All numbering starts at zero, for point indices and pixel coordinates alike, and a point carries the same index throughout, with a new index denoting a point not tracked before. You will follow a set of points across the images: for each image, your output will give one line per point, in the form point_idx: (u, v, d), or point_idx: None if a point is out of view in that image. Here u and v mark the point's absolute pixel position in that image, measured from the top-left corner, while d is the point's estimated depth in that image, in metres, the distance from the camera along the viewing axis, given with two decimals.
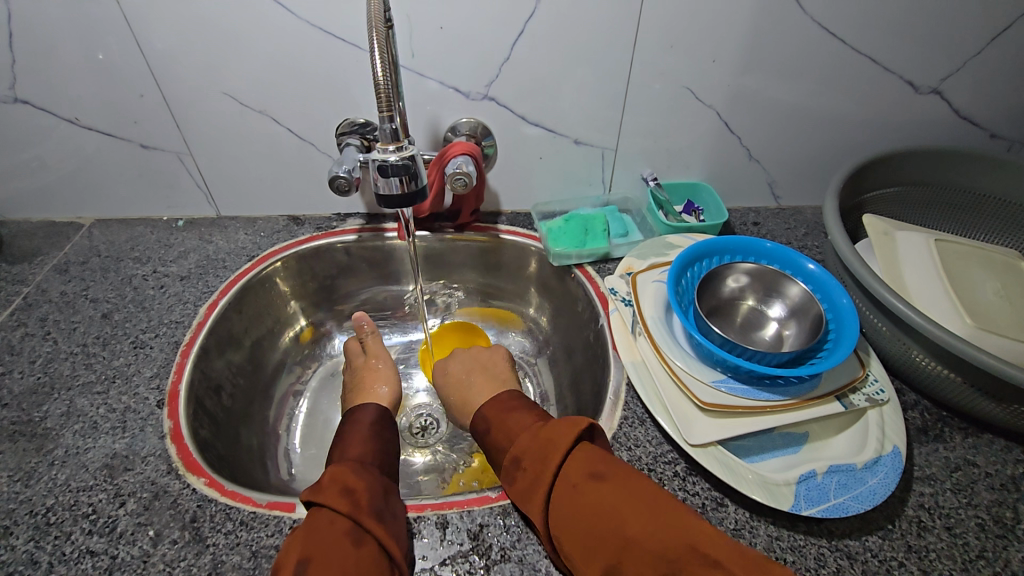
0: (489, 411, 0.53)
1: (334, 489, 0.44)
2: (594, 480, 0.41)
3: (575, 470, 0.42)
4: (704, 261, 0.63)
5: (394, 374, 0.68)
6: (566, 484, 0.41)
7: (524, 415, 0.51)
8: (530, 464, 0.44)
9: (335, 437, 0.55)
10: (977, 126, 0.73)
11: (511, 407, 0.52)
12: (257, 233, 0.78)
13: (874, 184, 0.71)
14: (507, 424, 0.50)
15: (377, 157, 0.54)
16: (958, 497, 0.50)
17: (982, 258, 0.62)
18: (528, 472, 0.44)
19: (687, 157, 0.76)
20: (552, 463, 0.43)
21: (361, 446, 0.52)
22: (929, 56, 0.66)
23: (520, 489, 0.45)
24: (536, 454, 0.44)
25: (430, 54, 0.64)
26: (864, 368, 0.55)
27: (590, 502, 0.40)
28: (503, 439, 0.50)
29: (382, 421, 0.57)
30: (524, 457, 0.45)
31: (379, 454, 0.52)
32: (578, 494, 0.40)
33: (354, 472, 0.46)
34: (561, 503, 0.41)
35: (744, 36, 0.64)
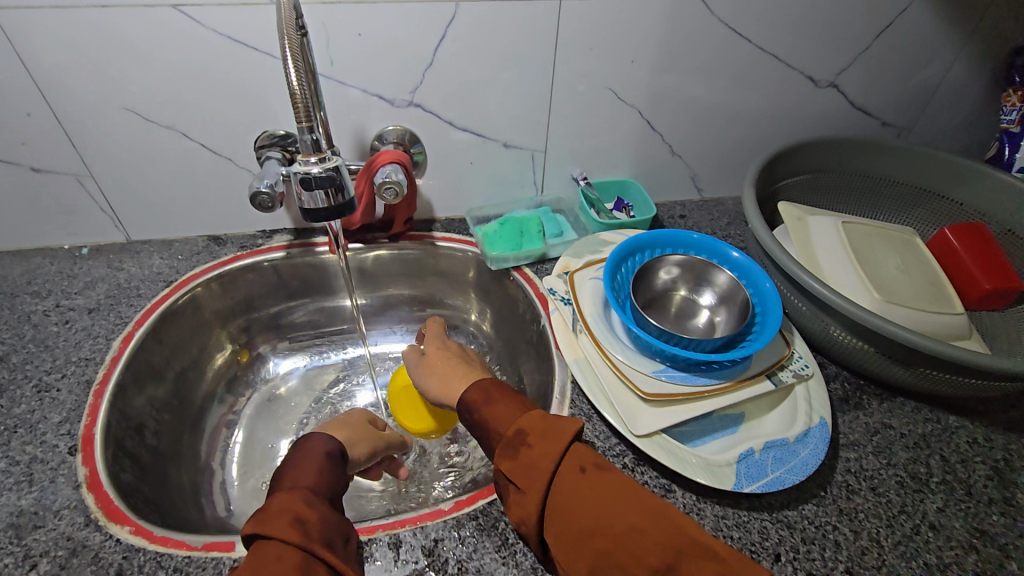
0: (486, 389, 0.49)
1: (281, 519, 0.41)
2: (600, 466, 0.40)
3: (580, 457, 0.41)
4: (638, 254, 0.65)
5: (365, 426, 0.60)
6: (574, 467, 0.40)
7: (515, 400, 0.47)
8: (537, 443, 0.42)
9: (283, 463, 0.50)
10: (870, 115, 0.79)
11: (499, 390, 0.48)
12: (175, 255, 0.73)
13: (786, 172, 0.76)
14: (499, 409, 0.46)
15: (298, 170, 0.51)
16: (879, 458, 0.54)
17: (884, 236, 0.68)
18: (530, 451, 0.41)
19: (614, 155, 0.78)
20: (552, 449, 0.41)
21: (301, 472, 0.48)
22: (825, 52, 0.71)
23: (516, 468, 0.41)
24: (541, 434, 0.42)
25: (350, 61, 0.62)
26: (789, 346, 0.58)
27: (594, 494, 0.38)
28: (498, 423, 0.45)
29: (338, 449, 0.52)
30: (533, 429, 0.43)
31: (331, 481, 0.49)
32: (580, 483, 0.39)
33: (305, 501, 0.44)
34: (568, 484, 0.40)
35: (659, 36, 0.66)
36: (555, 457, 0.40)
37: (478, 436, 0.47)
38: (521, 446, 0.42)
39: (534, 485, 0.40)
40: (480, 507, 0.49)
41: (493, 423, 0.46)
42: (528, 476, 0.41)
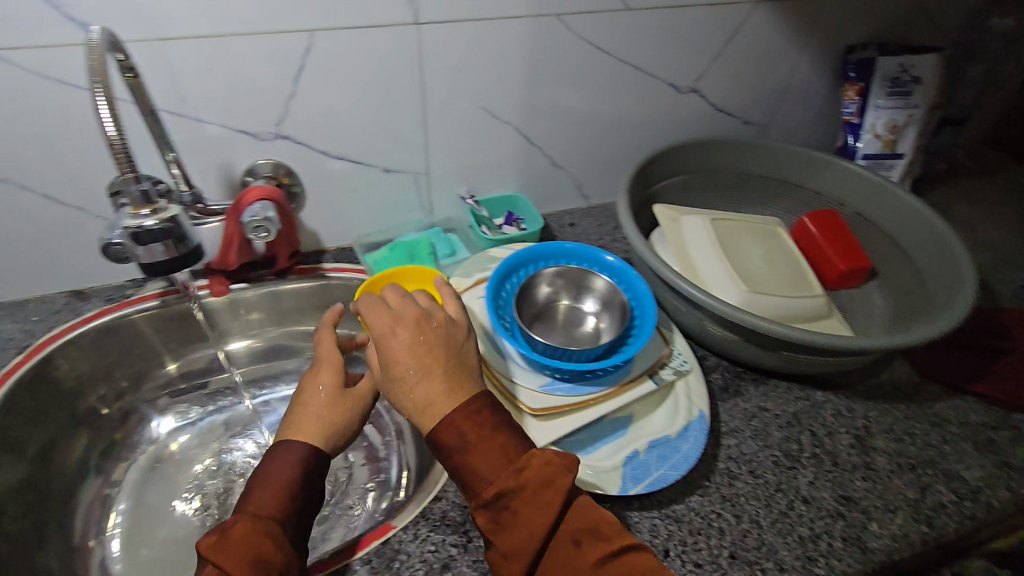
0: (464, 423, 0.43)
1: (242, 554, 0.40)
2: (593, 536, 0.41)
3: (574, 524, 0.41)
4: (521, 269, 0.66)
5: (347, 400, 0.53)
6: (567, 541, 0.40)
7: (502, 440, 0.43)
8: (529, 509, 0.40)
9: (257, 465, 0.48)
10: (732, 116, 0.85)
11: (478, 429, 0.43)
12: (30, 317, 0.67)
13: (662, 175, 0.79)
14: (481, 456, 0.42)
15: (129, 224, 0.48)
16: (757, 441, 0.57)
17: (750, 229, 0.72)
18: (521, 517, 0.40)
19: (499, 171, 0.79)
20: (545, 520, 0.40)
21: (270, 492, 0.46)
22: (683, 60, 0.75)
23: (504, 530, 0.41)
24: (529, 503, 0.40)
25: (203, 97, 0.59)
26: (668, 344, 0.61)
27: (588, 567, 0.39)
28: (481, 472, 0.42)
29: (315, 459, 0.49)
30: (523, 491, 0.40)
31: (302, 496, 0.47)
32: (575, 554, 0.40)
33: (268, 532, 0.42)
34: (561, 560, 0.40)
35: (523, 54, 0.68)
36: (549, 529, 0.40)
37: (450, 473, 0.44)
38: (512, 509, 0.41)
39: (524, 553, 0.40)
40: (373, 549, 0.48)
41: (473, 473, 0.42)
42: (520, 543, 0.40)
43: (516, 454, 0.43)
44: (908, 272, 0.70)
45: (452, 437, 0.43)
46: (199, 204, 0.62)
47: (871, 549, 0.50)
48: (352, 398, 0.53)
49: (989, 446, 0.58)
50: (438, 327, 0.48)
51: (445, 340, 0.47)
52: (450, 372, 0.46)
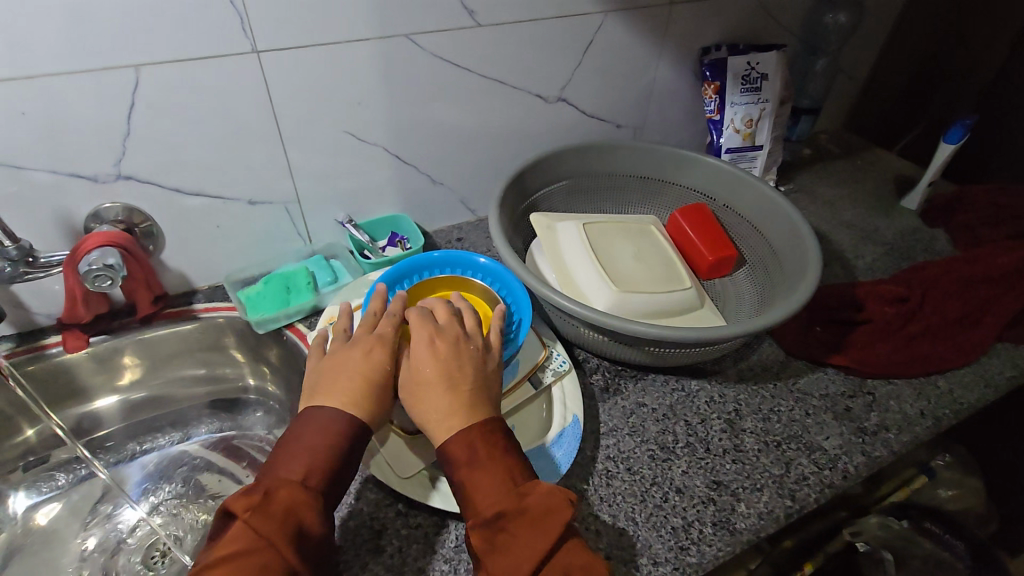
0: (478, 440, 0.44)
1: (276, 526, 0.39)
2: (589, 573, 0.40)
3: (570, 559, 0.40)
4: (398, 286, 0.63)
5: (384, 372, 0.49)
6: (557, 572, 0.39)
7: (514, 464, 0.44)
8: (528, 532, 0.40)
9: (300, 422, 0.45)
10: (605, 120, 0.87)
11: (491, 449, 0.44)
12: None
13: (540, 184, 0.80)
14: (488, 477, 0.43)
15: None
16: (634, 438, 0.59)
17: (623, 229, 0.74)
18: (518, 539, 0.40)
19: (376, 193, 0.78)
20: (541, 547, 0.40)
21: (301, 459, 0.43)
22: (544, 72, 0.77)
23: (490, 552, 0.40)
24: (525, 526, 0.40)
25: (22, 143, 0.55)
26: (544, 347, 0.61)
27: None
28: (482, 491, 0.42)
29: (357, 430, 0.45)
30: (525, 512, 0.41)
31: (336, 473, 0.43)
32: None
33: (307, 506, 0.41)
34: None
35: (377, 75, 0.67)
36: (542, 556, 0.39)
37: (456, 489, 0.44)
38: (508, 529, 0.40)
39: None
40: None
41: (477, 489, 0.42)
42: (508, 569, 0.39)
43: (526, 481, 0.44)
44: (769, 258, 0.74)
45: (466, 451, 0.44)
46: (30, 258, 0.59)
47: (739, 530, 0.52)
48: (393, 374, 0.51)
49: (846, 415, 0.62)
50: (473, 354, 0.51)
51: (478, 365, 0.50)
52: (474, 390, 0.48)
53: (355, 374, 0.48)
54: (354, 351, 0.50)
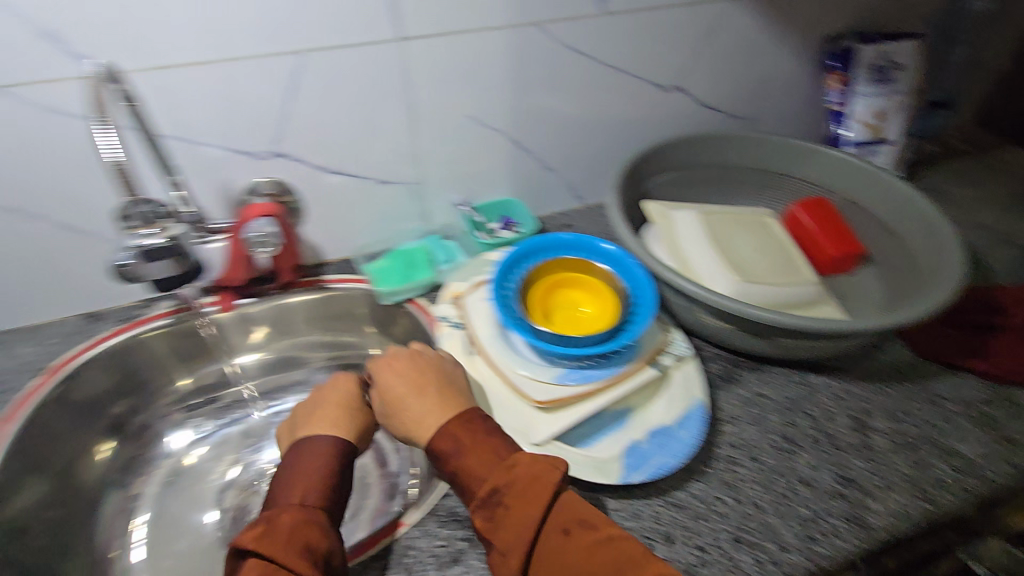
0: (453, 433, 0.49)
1: (288, 543, 0.42)
2: (583, 526, 0.43)
3: (564, 518, 0.43)
4: (525, 261, 0.66)
5: (350, 406, 0.56)
6: (556, 531, 0.43)
7: (491, 445, 0.48)
8: (515, 505, 0.43)
9: (284, 463, 0.51)
10: (719, 111, 0.86)
11: (466, 430, 0.49)
12: (45, 342, 0.69)
13: (653, 173, 0.81)
14: (471, 459, 0.47)
15: (133, 244, 0.59)
16: (756, 427, 0.58)
17: (738, 221, 0.73)
18: (509, 514, 0.43)
19: (492, 177, 0.81)
20: (533, 515, 0.43)
21: (296, 490, 0.48)
22: (665, 60, 0.77)
23: (493, 530, 0.43)
24: (519, 494, 0.44)
25: (201, 121, 0.62)
26: (666, 331, 0.62)
27: (578, 556, 0.41)
28: (473, 474, 0.46)
29: (340, 453, 0.52)
30: (508, 488, 0.44)
31: (327, 493, 0.48)
32: (564, 546, 0.42)
33: (313, 524, 0.44)
34: (555, 550, 0.42)
35: (507, 62, 0.70)
36: (538, 523, 0.42)
37: (450, 481, 0.48)
38: (499, 506, 0.44)
39: (517, 552, 0.42)
40: (386, 545, 0.50)
41: (471, 472, 0.47)
42: (510, 541, 0.42)
43: (502, 458, 0.47)
44: (898, 255, 0.71)
45: (446, 444, 0.48)
46: (201, 224, 0.65)
47: (874, 527, 0.50)
48: (363, 408, 0.57)
49: (986, 421, 0.59)
50: (426, 361, 0.56)
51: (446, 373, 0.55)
52: (448, 397, 0.52)
53: (334, 405, 0.56)
54: (323, 394, 0.57)
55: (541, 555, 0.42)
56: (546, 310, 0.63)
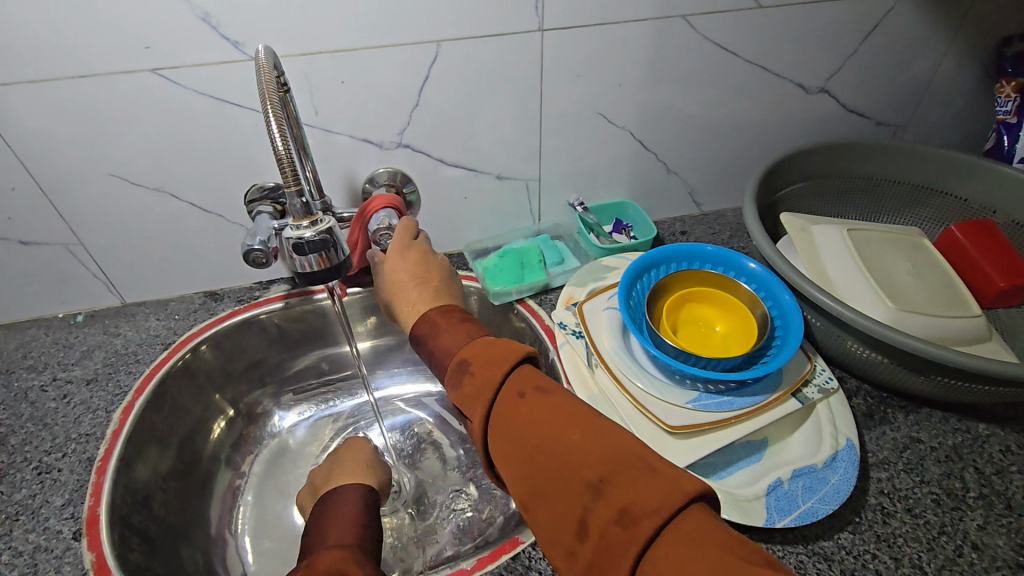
0: (436, 317, 0.51)
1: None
2: (539, 387, 0.40)
3: (518, 382, 0.40)
4: (653, 270, 0.63)
5: (368, 463, 0.59)
6: (511, 394, 0.39)
7: (461, 325, 0.49)
8: (479, 365, 0.42)
9: (310, 522, 0.47)
10: (864, 116, 0.78)
11: (450, 317, 0.50)
12: (171, 316, 0.72)
13: (786, 181, 0.75)
14: (448, 335, 0.48)
15: (292, 235, 0.50)
16: (912, 476, 0.52)
17: (892, 241, 0.66)
18: (472, 372, 0.42)
19: (610, 177, 0.77)
20: (496, 374, 0.40)
21: (343, 532, 0.44)
22: (812, 59, 0.71)
23: (460, 393, 0.42)
24: (485, 360, 0.42)
25: (336, 108, 0.61)
26: (811, 360, 0.57)
27: (532, 409, 0.38)
28: (447, 348, 0.47)
29: (365, 505, 0.49)
30: (476, 356, 0.43)
31: (360, 534, 0.45)
32: (516, 404, 0.39)
33: (354, 559, 0.40)
34: (507, 410, 0.39)
35: (645, 57, 0.66)
36: (493, 383, 0.40)
37: (430, 357, 0.49)
38: (467, 369, 0.43)
39: (475, 406, 0.40)
40: (504, 564, 0.48)
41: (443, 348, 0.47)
42: (471, 397, 0.41)
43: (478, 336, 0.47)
44: None
45: (424, 323, 0.51)
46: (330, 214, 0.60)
47: None
48: (372, 461, 0.59)
49: None
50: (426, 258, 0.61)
51: (437, 274, 0.60)
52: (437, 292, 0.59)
53: (363, 462, 0.59)
54: (336, 456, 0.60)
55: (494, 414, 0.39)
56: (672, 321, 0.59)
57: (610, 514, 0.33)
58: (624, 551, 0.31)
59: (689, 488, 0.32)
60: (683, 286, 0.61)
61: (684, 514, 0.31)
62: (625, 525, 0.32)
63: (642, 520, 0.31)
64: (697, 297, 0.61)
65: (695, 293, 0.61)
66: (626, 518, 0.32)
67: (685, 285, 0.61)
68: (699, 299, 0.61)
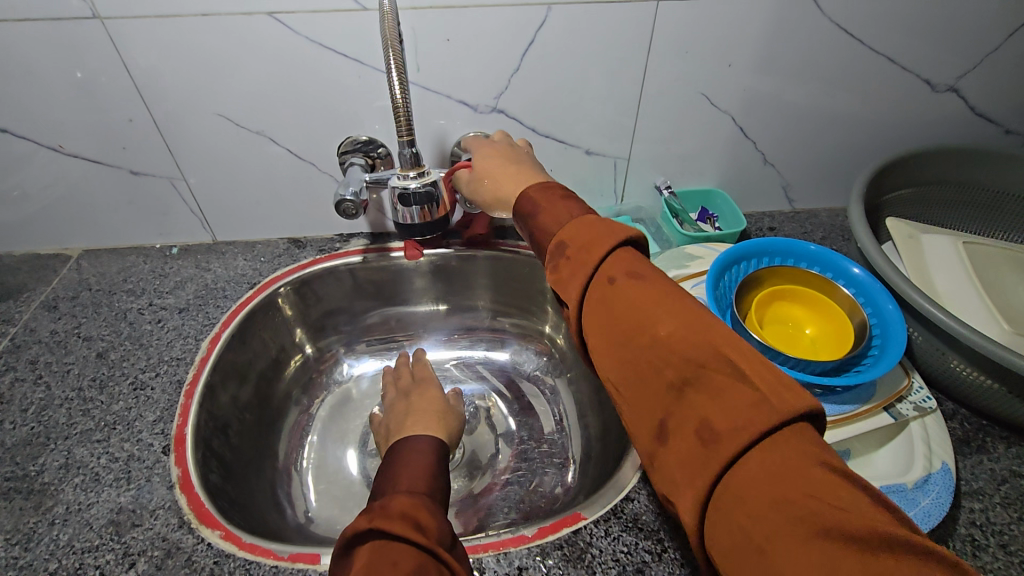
0: (537, 195, 0.47)
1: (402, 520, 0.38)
2: (631, 280, 0.36)
3: (611, 268, 0.38)
4: (742, 263, 0.61)
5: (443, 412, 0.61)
6: (602, 284, 0.37)
7: (568, 203, 0.44)
8: (571, 259, 0.40)
9: (383, 466, 0.48)
10: (993, 123, 0.72)
11: (552, 200, 0.45)
12: (258, 257, 0.75)
13: (895, 184, 0.70)
14: (555, 216, 0.44)
15: (397, 185, 0.51)
16: (1010, 511, 0.48)
17: (1014, 258, 0.61)
18: (571, 260, 0.40)
19: (701, 164, 0.74)
20: (589, 263, 0.38)
21: (415, 481, 0.45)
22: (947, 53, 0.65)
23: (556, 282, 0.41)
24: (581, 244, 0.40)
25: (437, 67, 0.61)
26: (908, 376, 0.53)
27: (621, 302, 0.36)
28: (547, 226, 0.44)
29: (435, 457, 0.49)
30: (571, 242, 0.40)
31: (430, 481, 0.45)
32: (608, 298, 0.37)
33: (425, 507, 0.41)
34: (597, 301, 0.37)
35: (762, 38, 0.62)
36: (589, 268, 0.38)
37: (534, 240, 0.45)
38: (564, 255, 0.41)
39: (574, 288, 0.39)
40: (565, 536, 0.48)
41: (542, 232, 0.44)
42: (567, 282, 0.40)
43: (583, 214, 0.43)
44: None
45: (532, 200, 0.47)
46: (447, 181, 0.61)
47: None
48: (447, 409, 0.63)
49: None
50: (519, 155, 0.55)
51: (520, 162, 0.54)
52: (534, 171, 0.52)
53: (433, 411, 0.61)
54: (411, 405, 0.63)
55: (590, 295, 0.38)
56: (759, 316, 0.57)
57: (689, 421, 0.30)
58: (697, 461, 0.29)
59: (787, 399, 0.28)
60: (774, 284, 0.59)
61: (773, 438, 0.27)
62: (704, 434, 0.29)
63: (720, 437, 0.28)
64: (788, 296, 0.58)
65: (786, 292, 0.58)
66: (704, 430, 0.29)
67: (779, 284, 0.58)
68: (791, 299, 0.58)
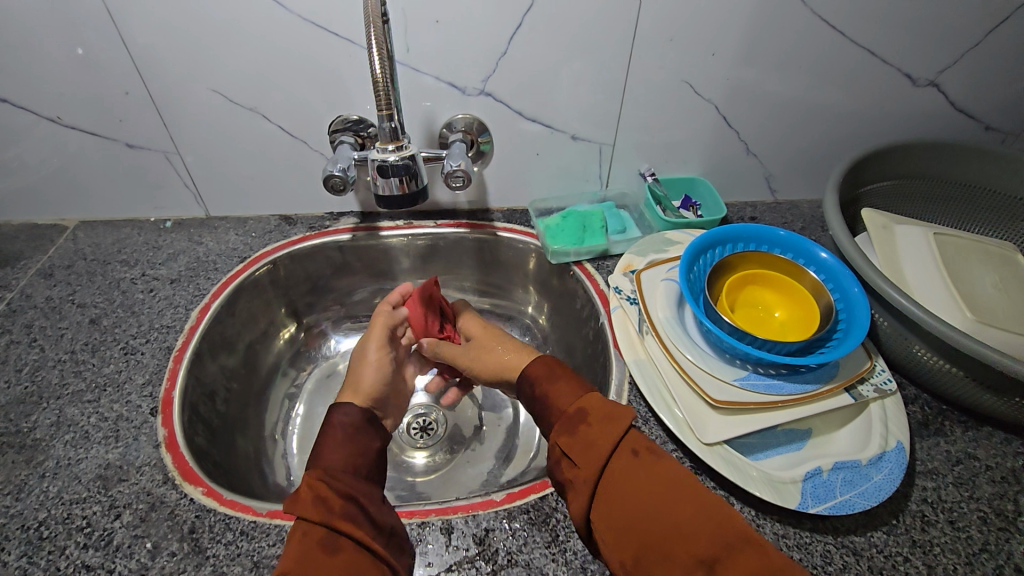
0: (545, 365, 0.53)
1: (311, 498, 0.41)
2: (653, 456, 0.44)
3: (633, 444, 0.44)
4: (717, 248, 0.63)
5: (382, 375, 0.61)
6: (627, 455, 0.44)
7: (570, 380, 0.51)
8: (593, 428, 0.45)
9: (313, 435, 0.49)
10: (972, 118, 0.73)
11: (559, 370, 0.52)
12: (249, 233, 0.76)
13: (872, 177, 0.71)
14: (559, 388, 0.50)
15: (376, 157, 0.52)
16: (961, 490, 0.50)
17: (983, 251, 0.63)
18: (592, 432, 0.45)
19: (685, 152, 0.76)
20: (611, 435, 0.44)
21: (343, 449, 0.46)
22: (927, 47, 0.66)
23: (573, 445, 0.45)
24: (605, 416, 0.46)
25: (426, 49, 0.62)
26: (871, 358, 0.55)
27: (645, 479, 0.42)
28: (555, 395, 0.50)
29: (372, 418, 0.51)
30: (592, 411, 0.47)
31: (354, 449, 0.47)
32: (632, 471, 0.43)
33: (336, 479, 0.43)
34: (623, 469, 0.43)
35: (745, 28, 0.63)
36: (614, 440, 0.44)
37: (537, 410, 0.51)
38: (580, 425, 0.46)
39: (594, 465, 0.43)
40: (531, 502, 0.50)
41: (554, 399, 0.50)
42: (588, 450, 0.44)
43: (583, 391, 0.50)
44: None
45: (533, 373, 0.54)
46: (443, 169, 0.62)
47: None
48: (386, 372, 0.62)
49: None
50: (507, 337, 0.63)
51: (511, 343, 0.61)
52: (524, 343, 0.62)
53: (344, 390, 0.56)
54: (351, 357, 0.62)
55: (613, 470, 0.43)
56: (731, 300, 0.59)
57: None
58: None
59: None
60: (747, 269, 0.61)
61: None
62: None
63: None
64: (760, 280, 0.60)
65: (759, 276, 0.60)
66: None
67: (751, 268, 0.60)
68: (763, 283, 0.60)
